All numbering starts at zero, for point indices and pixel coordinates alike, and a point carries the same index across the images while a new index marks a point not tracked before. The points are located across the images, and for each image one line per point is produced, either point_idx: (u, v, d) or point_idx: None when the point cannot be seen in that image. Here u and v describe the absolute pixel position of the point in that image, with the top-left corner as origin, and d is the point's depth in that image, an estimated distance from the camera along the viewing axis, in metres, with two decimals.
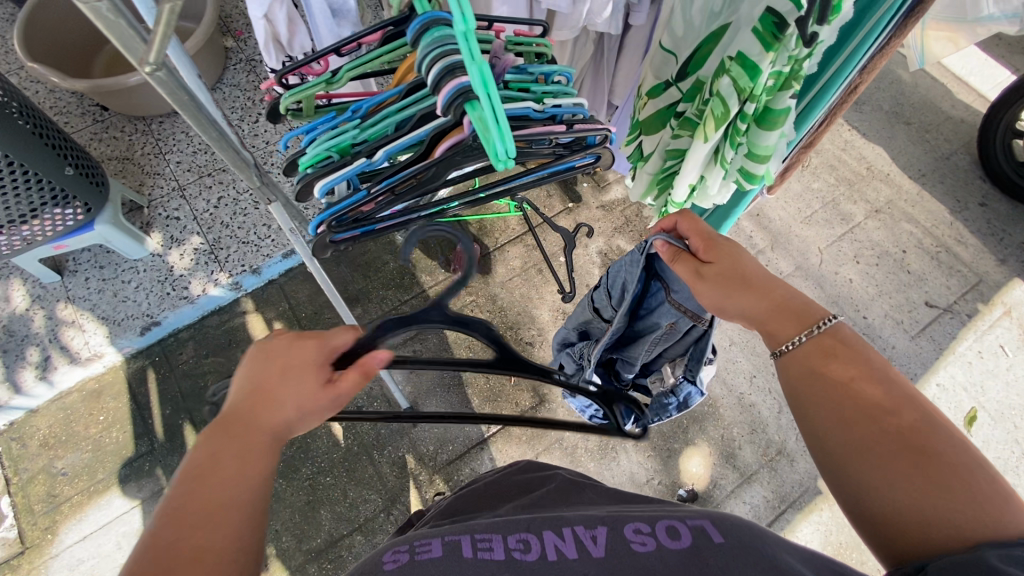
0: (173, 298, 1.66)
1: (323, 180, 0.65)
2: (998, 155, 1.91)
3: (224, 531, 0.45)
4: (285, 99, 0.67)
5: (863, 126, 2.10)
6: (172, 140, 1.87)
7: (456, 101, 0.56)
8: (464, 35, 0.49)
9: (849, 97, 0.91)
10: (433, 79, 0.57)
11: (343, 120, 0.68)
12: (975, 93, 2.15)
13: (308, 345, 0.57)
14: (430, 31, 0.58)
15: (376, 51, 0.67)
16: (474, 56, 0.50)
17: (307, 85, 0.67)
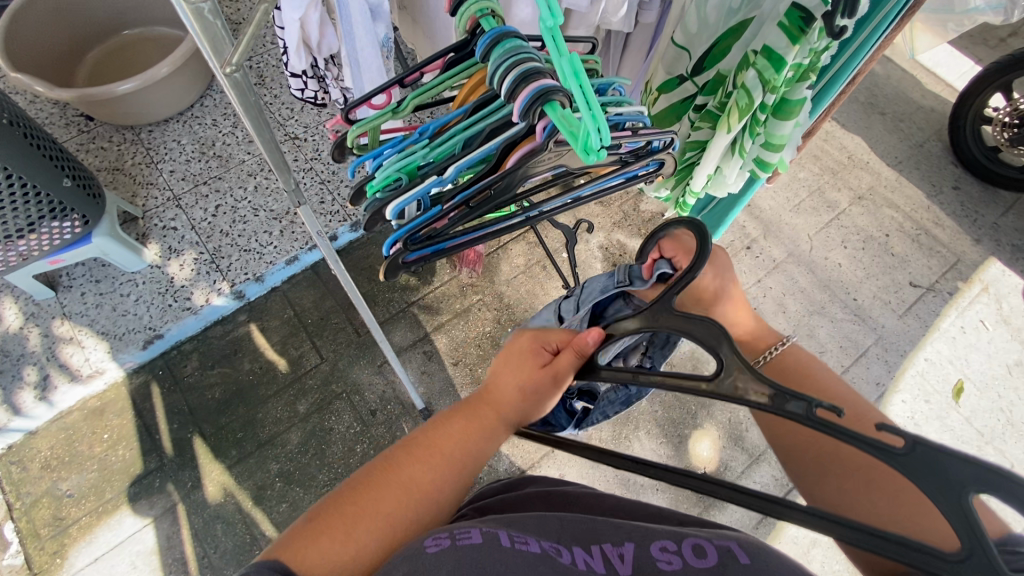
0: (176, 309, 1.63)
1: (397, 200, 0.68)
2: (968, 141, 2.02)
3: (433, 466, 0.59)
4: (353, 131, 0.71)
5: (842, 117, 2.19)
6: (164, 149, 1.83)
7: (535, 104, 0.60)
8: (551, 31, 0.59)
9: (853, 82, 0.98)
10: (509, 88, 0.61)
11: (410, 142, 0.73)
12: (942, 83, 2.27)
13: (539, 342, 0.68)
14: (501, 43, 0.64)
15: (438, 78, 0.72)
16: (562, 49, 0.59)
17: (374, 116, 0.71)
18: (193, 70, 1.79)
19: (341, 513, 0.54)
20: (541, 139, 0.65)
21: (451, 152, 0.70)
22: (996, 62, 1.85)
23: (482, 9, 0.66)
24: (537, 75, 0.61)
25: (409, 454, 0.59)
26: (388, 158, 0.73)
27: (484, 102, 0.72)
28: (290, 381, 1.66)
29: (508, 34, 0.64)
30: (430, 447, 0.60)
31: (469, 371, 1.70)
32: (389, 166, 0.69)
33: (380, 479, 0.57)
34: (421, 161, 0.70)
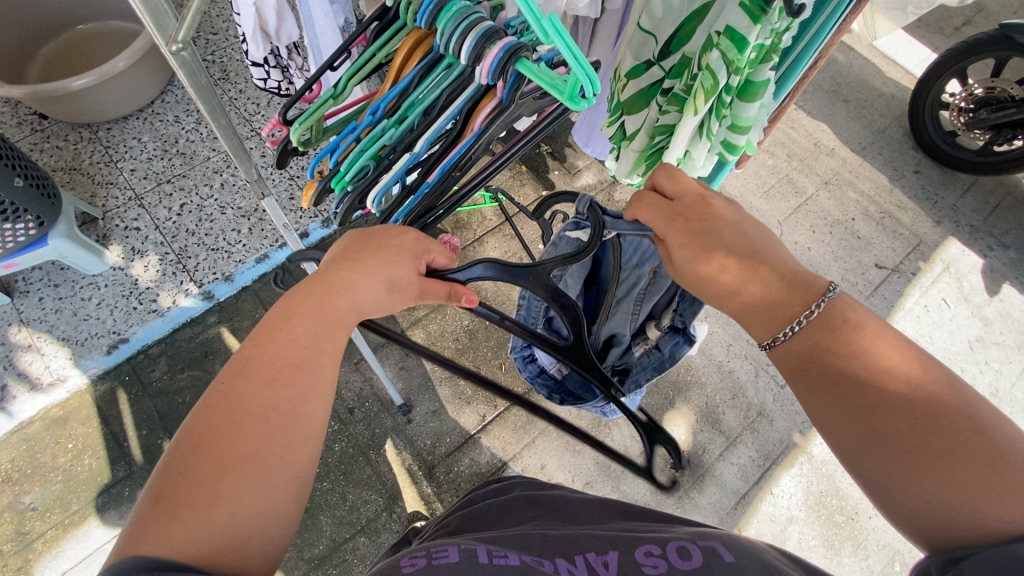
0: (141, 312, 1.58)
1: (373, 189, 0.69)
2: (927, 126, 2.09)
3: (288, 390, 0.53)
4: (298, 128, 0.68)
5: (808, 105, 2.24)
6: (124, 147, 1.77)
7: (508, 60, 0.59)
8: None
9: (817, 63, 1.00)
10: (473, 51, 0.59)
11: (363, 124, 0.70)
12: (902, 71, 2.34)
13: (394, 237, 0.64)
14: (445, 9, 0.61)
15: (369, 52, 0.70)
16: (537, 12, 0.54)
17: (314, 106, 0.69)
18: (152, 64, 1.72)
19: (193, 474, 0.47)
20: (504, 96, 0.64)
21: (411, 127, 0.68)
22: (951, 49, 1.91)
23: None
24: (497, 33, 0.59)
25: (248, 381, 0.53)
26: (348, 146, 0.71)
27: (433, 61, 0.68)
28: None
29: None
30: (269, 367, 0.54)
31: (448, 365, 1.69)
32: (355, 156, 0.68)
33: (217, 424, 0.50)
34: (385, 143, 0.68)
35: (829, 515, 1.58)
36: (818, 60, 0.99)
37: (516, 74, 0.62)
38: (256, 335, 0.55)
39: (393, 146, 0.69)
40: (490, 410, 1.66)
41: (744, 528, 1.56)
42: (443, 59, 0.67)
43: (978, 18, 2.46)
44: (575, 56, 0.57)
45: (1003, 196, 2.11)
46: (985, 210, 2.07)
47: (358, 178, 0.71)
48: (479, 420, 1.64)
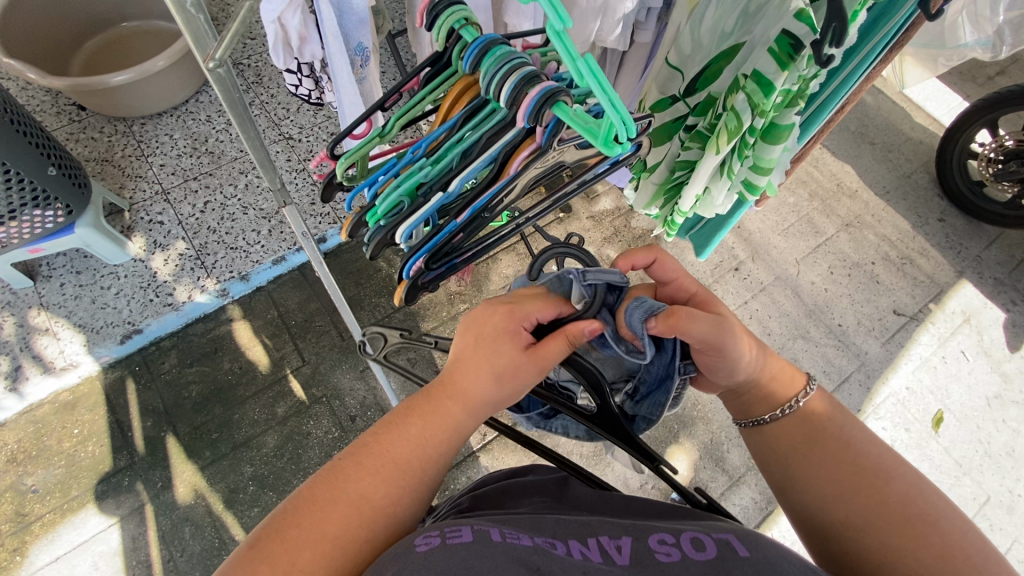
0: (157, 305, 1.61)
1: (406, 224, 0.69)
2: (954, 174, 2.06)
3: (385, 490, 0.54)
4: (343, 163, 0.69)
5: (833, 146, 2.23)
6: (156, 142, 1.82)
7: (545, 103, 0.59)
8: (558, 33, 0.54)
9: (836, 116, 1.01)
10: (512, 94, 0.59)
11: (404, 164, 0.71)
12: (931, 117, 2.32)
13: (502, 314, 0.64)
14: (490, 52, 0.62)
15: (420, 93, 0.70)
16: (574, 53, 0.55)
17: (360, 143, 0.69)
18: (190, 66, 1.78)
19: (284, 533, 0.49)
20: (543, 141, 0.65)
21: (448, 167, 0.68)
22: (982, 99, 1.89)
23: (460, 19, 0.63)
24: (539, 78, 0.60)
25: (362, 466, 0.55)
26: (385, 181, 0.71)
27: (475, 109, 0.69)
28: (269, 383, 1.63)
29: (495, 41, 0.62)
30: (382, 461, 0.55)
31: None
32: (390, 192, 0.68)
33: (323, 498, 0.52)
34: (421, 180, 0.69)
35: None
36: (846, 103, 0.98)
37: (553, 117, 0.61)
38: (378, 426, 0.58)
39: (429, 185, 0.70)
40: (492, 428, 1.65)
41: None
42: (486, 106, 0.68)
43: (1012, 68, 2.44)
44: (611, 99, 0.57)
45: None
46: (1010, 264, 2.03)
47: (392, 214, 0.71)
48: (479, 438, 1.63)
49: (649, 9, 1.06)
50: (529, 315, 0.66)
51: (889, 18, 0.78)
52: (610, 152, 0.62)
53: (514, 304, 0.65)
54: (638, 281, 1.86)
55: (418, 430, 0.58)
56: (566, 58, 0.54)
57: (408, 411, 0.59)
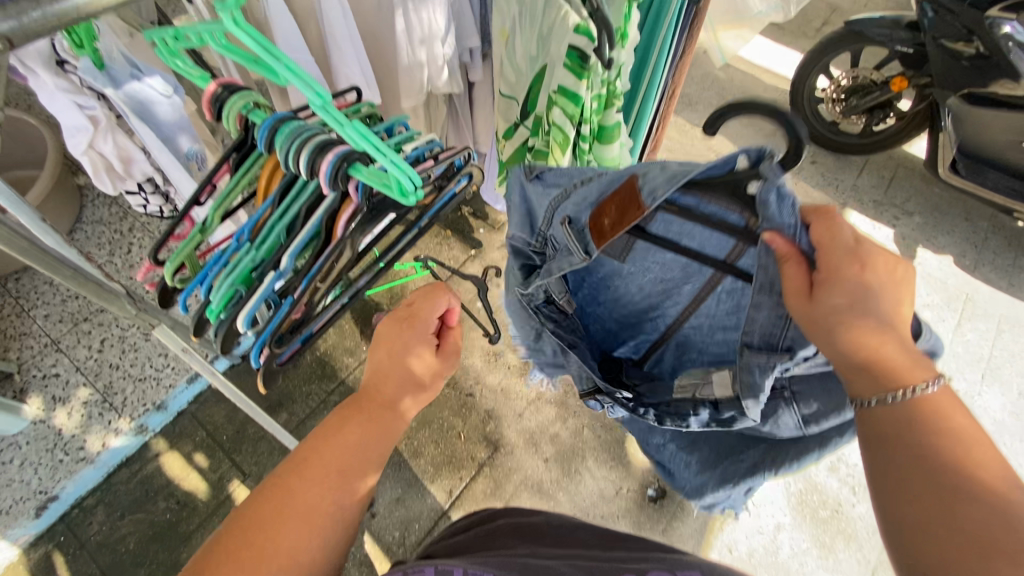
0: (69, 463, 1.49)
1: (244, 314, 0.67)
2: (811, 120, 2.25)
3: (335, 491, 0.55)
4: (168, 267, 0.67)
5: (702, 122, 2.38)
6: (35, 294, 1.70)
7: (341, 168, 0.58)
8: (323, 108, 0.53)
9: (671, 99, 1.05)
10: (307, 165, 0.59)
11: (231, 251, 0.67)
12: (779, 76, 2.54)
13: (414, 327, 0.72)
14: (280, 130, 0.61)
15: (232, 182, 0.69)
16: (342, 121, 0.54)
17: (182, 244, 0.68)
18: (58, 203, 1.71)
19: (234, 549, 0.48)
20: (359, 199, 0.63)
21: (276, 242, 0.67)
22: (812, 49, 2.09)
23: (245, 104, 0.63)
24: (332, 143, 0.60)
25: (303, 480, 0.54)
26: (215, 274, 0.67)
27: (290, 182, 0.68)
28: (213, 509, 1.53)
29: (283, 118, 0.62)
30: (329, 465, 0.56)
31: (405, 446, 1.63)
32: (221, 285, 0.66)
33: (260, 511, 0.51)
34: (250, 266, 0.66)
35: (811, 513, 1.57)
36: (674, 88, 1.02)
37: (356, 180, 0.61)
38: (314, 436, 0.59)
39: (261, 267, 0.67)
40: (457, 482, 1.60)
41: (733, 544, 1.54)
42: (296, 179, 0.67)
43: (833, 17, 2.72)
44: (392, 157, 0.57)
45: (895, 169, 2.27)
46: (883, 184, 2.22)
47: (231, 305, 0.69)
48: (447, 496, 1.57)
49: (471, 51, 1.09)
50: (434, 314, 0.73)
51: (666, 9, 0.86)
52: (409, 202, 0.62)
53: (414, 317, 0.72)
54: None
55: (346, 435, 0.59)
56: (332, 124, 0.54)
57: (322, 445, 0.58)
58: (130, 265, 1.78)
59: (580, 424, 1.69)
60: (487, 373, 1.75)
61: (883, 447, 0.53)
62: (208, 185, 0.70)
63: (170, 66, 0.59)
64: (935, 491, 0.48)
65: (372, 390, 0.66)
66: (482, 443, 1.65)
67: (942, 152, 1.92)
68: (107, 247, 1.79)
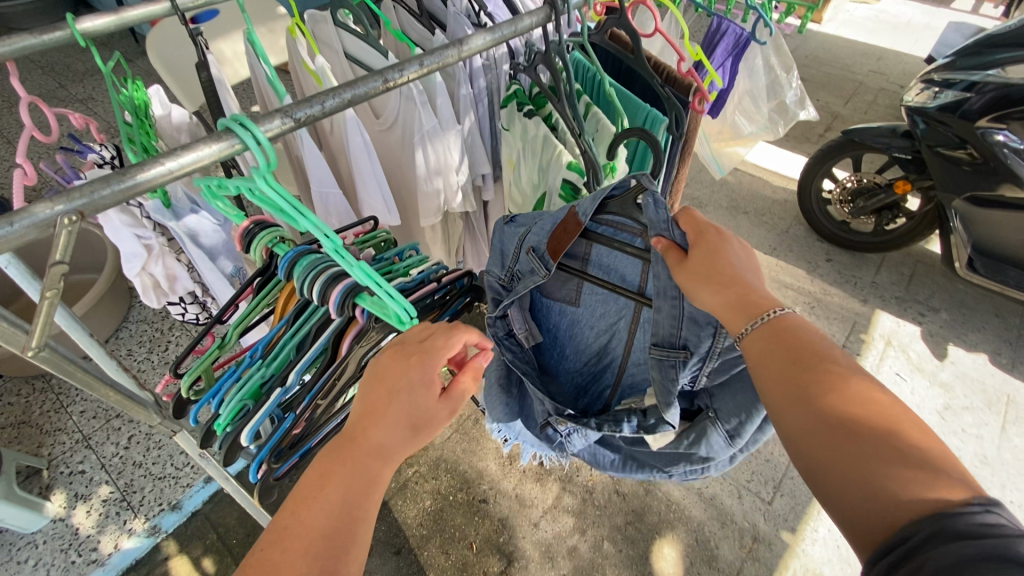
0: (80, 566, 1.48)
1: (248, 427, 0.72)
2: (821, 219, 2.32)
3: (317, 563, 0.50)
4: (187, 378, 0.75)
5: (713, 223, 2.47)
6: (76, 391, 1.82)
7: (348, 298, 0.65)
8: (334, 249, 0.59)
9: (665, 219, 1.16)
10: (319, 295, 0.65)
11: (244, 366, 0.74)
12: (787, 179, 2.65)
13: (412, 364, 0.59)
14: (300, 262, 0.68)
15: (253, 302, 0.77)
16: (350, 261, 0.60)
17: (202, 358, 0.75)
18: (110, 304, 1.87)
19: None
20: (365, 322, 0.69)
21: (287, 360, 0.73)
22: (812, 155, 2.21)
23: (273, 238, 0.72)
24: (345, 275, 0.66)
25: (283, 551, 0.50)
26: (228, 388, 0.73)
27: (303, 305, 0.75)
28: None
29: (303, 252, 0.68)
30: (307, 536, 0.51)
31: (415, 555, 1.55)
32: (231, 399, 0.71)
33: None
34: (259, 382, 0.72)
35: None
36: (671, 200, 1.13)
37: (361, 307, 0.67)
38: (290, 500, 0.53)
39: (269, 382, 0.73)
40: None
41: None
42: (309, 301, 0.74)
43: (834, 124, 2.89)
44: (393, 294, 0.61)
45: (914, 265, 2.27)
46: (903, 281, 2.21)
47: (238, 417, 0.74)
48: None
49: (484, 176, 1.21)
50: (443, 354, 0.61)
51: (653, 145, 0.96)
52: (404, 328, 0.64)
53: (420, 353, 0.60)
54: None
55: (326, 497, 0.53)
56: (345, 261, 0.60)
57: (302, 515, 0.52)
58: (165, 361, 1.88)
59: (599, 535, 1.59)
60: (502, 476, 1.71)
61: (796, 391, 0.53)
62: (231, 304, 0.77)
63: (209, 204, 0.67)
64: (851, 441, 0.48)
65: (356, 433, 0.57)
66: (496, 554, 1.56)
67: (956, 251, 1.92)
68: (147, 345, 1.92)
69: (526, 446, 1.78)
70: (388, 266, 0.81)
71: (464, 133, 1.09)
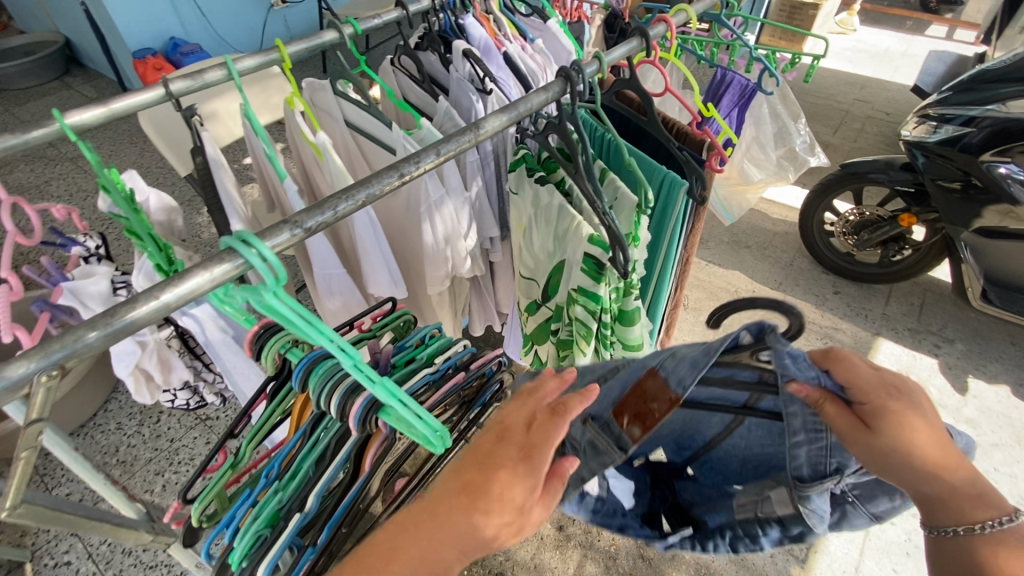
0: None
1: (266, 564, 0.62)
2: (826, 252, 2.29)
3: None
4: (196, 507, 0.64)
5: (716, 258, 2.44)
6: (62, 471, 1.71)
7: (369, 413, 0.58)
8: (355, 366, 0.52)
9: (686, 267, 1.11)
10: (337, 408, 0.58)
11: (260, 489, 0.65)
12: (785, 210, 2.64)
13: (534, 431, 0.50)
14: (314, 370, 0.60)
15: (266, 413, 0.67)
16: (373, 379, 0.52)
17: (212, 481, 0.65)
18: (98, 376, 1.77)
19: None
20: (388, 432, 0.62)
21: (304, 480, 0.64)
22: (812, 189, 2.20)
23: (284, 343, 0.63)
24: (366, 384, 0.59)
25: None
26: (243, 514, 0.65)
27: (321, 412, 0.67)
28: None
29: (318, 358, 0.61)
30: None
31: None
32: (247, 529, 0.62)
33: None
34: (277, 507, 0.64)
35: None
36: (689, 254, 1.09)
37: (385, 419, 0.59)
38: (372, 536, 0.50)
39: (287, 506, 0.65)
40: None
41: None
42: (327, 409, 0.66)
43: (828, 153, 2.91)
44: (422, 417, 0.54)
45: (923, 295, 2.24)
46: (914, 311, 2.17)
47: (254, 549, 0.65)
48: None
49: (491, 239, 1.16)
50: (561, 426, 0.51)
51: (672, 208, 0.93)
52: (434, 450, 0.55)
53: (538, 420, 0.51)
54: None
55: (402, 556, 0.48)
56: (368, 383, 0.52)
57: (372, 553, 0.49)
58: (158, 434, 1.78)
59: None
60: (519, 545, 1.60)
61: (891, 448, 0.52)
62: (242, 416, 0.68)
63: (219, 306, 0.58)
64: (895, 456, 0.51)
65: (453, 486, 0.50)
66: None
67: (968, 281, 1.89)
68: (138, 417, 1.82)
69: None
70: (410, 355, 0.76)
71: (472, 199, 1.06)
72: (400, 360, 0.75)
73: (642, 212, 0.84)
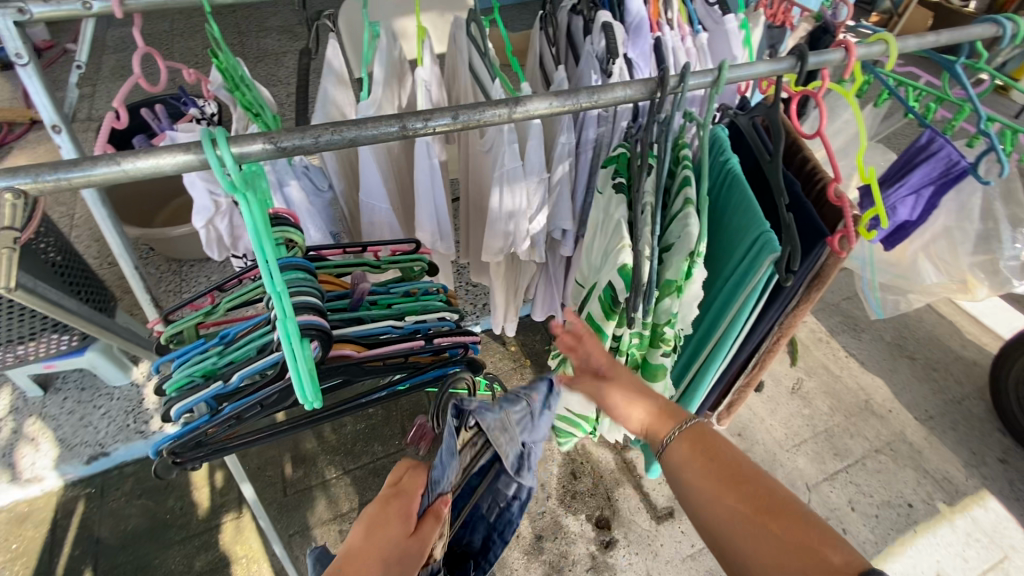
0: (130, 431, 1.70)
1: (182, 403, 0.69)
2: (1016, 410, 1.74)
3: None
4: (172, 328, 0.75)
5: (862, 354, 1.99)
6: (194, 282, 2.04)
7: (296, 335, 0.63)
8: (281, 296, 0.56)
9: (775, 346, 0.89)
10: None
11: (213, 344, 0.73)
12: (988, 335, 2.05)
13: (397, 501, 0.59)
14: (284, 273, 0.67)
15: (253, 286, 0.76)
16: (286, 315, 0.57)
17: (191, 316, 0.76)
18: None
19: None
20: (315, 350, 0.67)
21: (246, 356, 0.71)
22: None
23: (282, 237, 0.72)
24: (305, 311, 0.65)
25: None
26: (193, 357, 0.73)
27: None
28: (200, 530, 1.61)
29: (293, 266, 0.68)
30: None
31: None
32: (186, 369, 0.71)
33: None
34: (214, 364, 0.71)
35: None
36: (783, 334, 0.87)
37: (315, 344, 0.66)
38: None
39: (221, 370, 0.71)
40: None
41: None
42: None
43: None
44: (299, 368, 0.61)
45: None
46: None
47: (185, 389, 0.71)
48: None
49: (564, 231, 1.07)
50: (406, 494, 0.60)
51: (751, 275, 0.76)
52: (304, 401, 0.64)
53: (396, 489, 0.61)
54: (612, 482, 1.65)
55: None
56: (277, 314, 0.56)
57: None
58: None
59: None
60: None
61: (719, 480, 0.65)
62: (235, 278, 0.80)
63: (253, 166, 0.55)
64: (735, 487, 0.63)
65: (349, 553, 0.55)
66: None
67: None
68: None
69: (530, 511, 1.59)
70: (392, 299, 0.85)
71: (550, 182, 0.98)
72: (381, 298, 0.84)
73: (696, 263, 0.72)
